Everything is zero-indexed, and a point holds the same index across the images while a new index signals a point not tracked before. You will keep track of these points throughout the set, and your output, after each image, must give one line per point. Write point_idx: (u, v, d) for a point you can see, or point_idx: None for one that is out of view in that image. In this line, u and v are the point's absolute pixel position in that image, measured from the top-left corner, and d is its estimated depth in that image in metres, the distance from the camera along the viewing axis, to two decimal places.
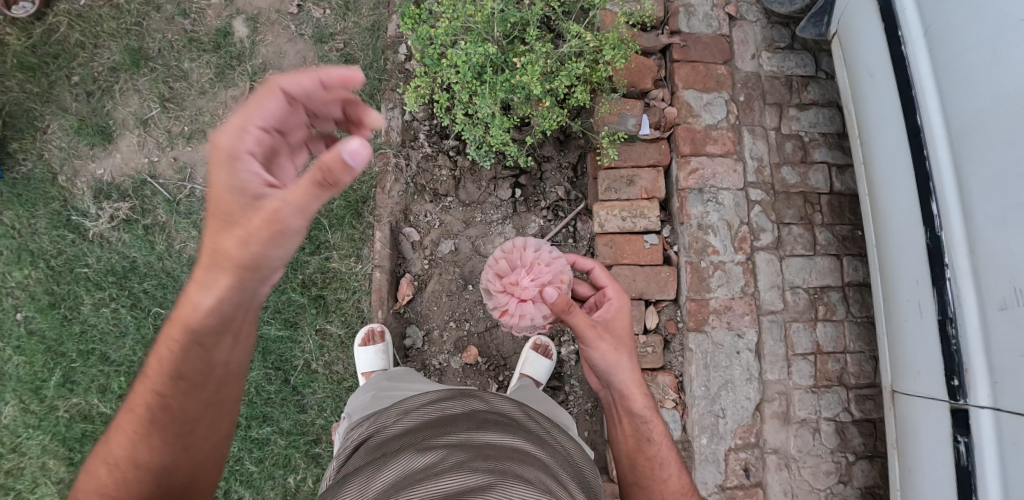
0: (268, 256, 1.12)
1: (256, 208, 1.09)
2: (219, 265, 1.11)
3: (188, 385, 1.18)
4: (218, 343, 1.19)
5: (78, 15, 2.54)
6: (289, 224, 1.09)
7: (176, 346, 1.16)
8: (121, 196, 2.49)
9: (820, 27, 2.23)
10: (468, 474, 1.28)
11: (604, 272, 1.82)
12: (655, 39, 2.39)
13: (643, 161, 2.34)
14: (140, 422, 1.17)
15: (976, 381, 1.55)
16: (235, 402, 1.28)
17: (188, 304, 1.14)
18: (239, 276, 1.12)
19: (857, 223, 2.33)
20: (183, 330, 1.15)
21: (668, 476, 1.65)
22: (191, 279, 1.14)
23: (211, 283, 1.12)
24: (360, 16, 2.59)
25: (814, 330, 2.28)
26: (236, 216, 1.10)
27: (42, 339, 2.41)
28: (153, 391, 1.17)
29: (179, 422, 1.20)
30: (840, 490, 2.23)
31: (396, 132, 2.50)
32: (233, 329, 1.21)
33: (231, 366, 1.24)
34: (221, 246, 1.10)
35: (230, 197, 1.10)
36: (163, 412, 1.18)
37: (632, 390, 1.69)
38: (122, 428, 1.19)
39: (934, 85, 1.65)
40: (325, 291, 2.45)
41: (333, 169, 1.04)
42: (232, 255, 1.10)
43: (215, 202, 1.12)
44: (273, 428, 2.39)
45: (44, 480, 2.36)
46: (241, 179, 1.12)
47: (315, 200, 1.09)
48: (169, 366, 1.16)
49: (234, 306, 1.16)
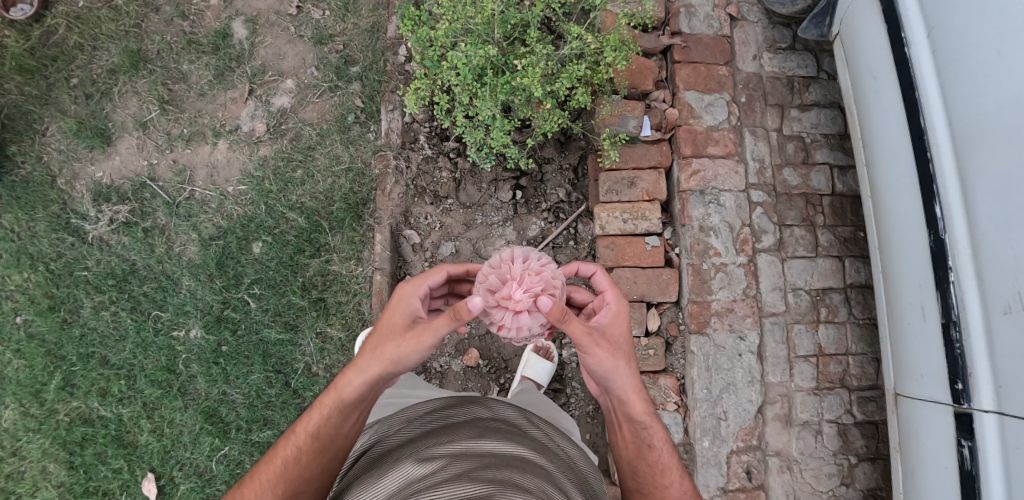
0: (406, 361, 1.49)
1: (410, 327, 1.52)
2: (374, 359, 1.51)
3: (317, 449, 1.53)
4: (347, 422, 1.54)
5: (77, 18, 2.54)
6: (428, 342, 1.46)
7: (327, 410, 1.53)
8: (121, 198, 2.48)
9: (822, 28, 2.22)
10: (468, 483, 1.27)
11: (601, 276, 1.70)
12: (656, 40, 2.38)
13: (644, 163, 2.34)
14: (284, 464, 1.53)
15: (980, 385, 1.55)
16: (335, 468, 1.57)
17: (344, 384, 1.53)
18: (382, 369, 1.50)
19: (859, 225, 2.32)
20: (332, 404, 1.53)
21: (670, 483, 1.63)
22: (351, 364, 1.55)
23: (365, 370, 1.51)
24: (360, 17, 2.58)
25: (816, 332, 2.27)
26: (396, 331, 1.53)
27: (42, 342, 2.41)
28: (295, 446, 1.54)
29: (303, 472, 1.52)
30: (842, 493, 2.22)
31: (396, 134, 2.51)
32: (363, 409, 1.57)
33: (348, 440, 1.57)
34: (381, 348, 1.51)
35: (399, 316, 1.55)
36: (293, 466, 1.52)
37: (631, 396, 1.60)
38: (262, 473, 1.55)
39: (937, 86, 1.65)
40: (325, 294, 2.44)
41: (457, 313, 1.41)
42: (386, 353, 1.50)
43: (386, 317, 1.58)
44: (273, 432, 2.38)
45: (44, 484, 2.35)
46: (411, 305, 1.58)
47: (437, 333, 1.46)
48: (316, 426, 1.53)
49: (369, 391, 1.53)
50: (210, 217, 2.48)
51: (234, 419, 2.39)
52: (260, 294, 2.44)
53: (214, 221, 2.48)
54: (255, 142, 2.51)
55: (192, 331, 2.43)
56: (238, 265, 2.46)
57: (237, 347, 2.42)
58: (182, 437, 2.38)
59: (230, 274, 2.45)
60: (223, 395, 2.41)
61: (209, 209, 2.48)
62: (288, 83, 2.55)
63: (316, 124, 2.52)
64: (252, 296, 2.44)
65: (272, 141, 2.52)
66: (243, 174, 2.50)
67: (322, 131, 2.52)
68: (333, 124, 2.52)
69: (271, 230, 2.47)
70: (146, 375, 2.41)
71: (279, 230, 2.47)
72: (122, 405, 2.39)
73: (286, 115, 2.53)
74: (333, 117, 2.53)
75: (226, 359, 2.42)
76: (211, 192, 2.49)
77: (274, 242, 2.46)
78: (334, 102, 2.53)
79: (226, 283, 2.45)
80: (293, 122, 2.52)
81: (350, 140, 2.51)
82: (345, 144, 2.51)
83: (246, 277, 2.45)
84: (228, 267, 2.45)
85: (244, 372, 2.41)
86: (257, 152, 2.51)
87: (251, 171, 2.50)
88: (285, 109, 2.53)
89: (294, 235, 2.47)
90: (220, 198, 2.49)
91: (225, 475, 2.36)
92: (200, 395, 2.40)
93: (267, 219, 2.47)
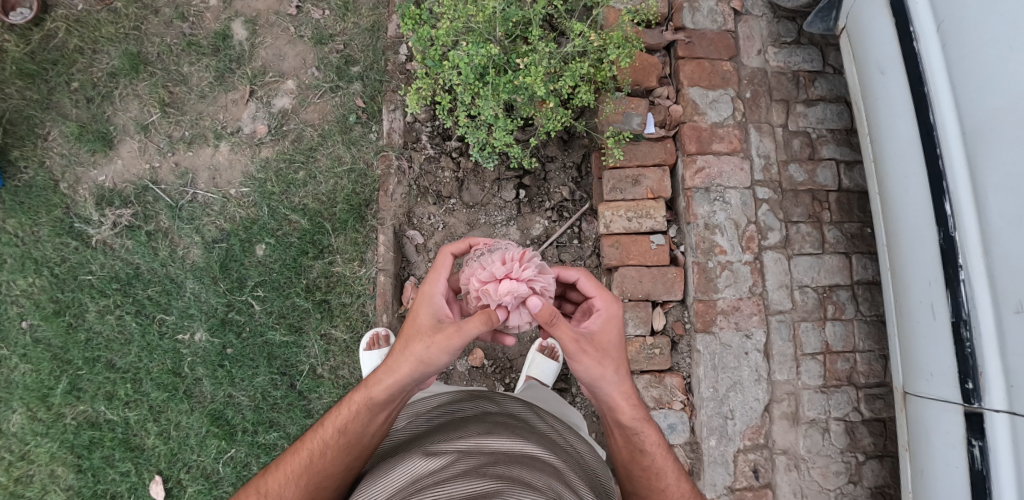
0: (435, 361, 1.51)
1: (440, 328, 1.54)
2: (405, 359, 1.53)
3: (344, 444, 1.53)
4: (375, 421, 1.55)
5: (76, 21, 2.53)
6: (458, 343, 1.48)
7: (359, 406, 1.55)
8: (124, 202, 2.48)
9: (828, 22, 2.18)
10: (477, 479, 1.27)
11: (587, 280, 1.67)
12: (659, 35, 2.35)
13: (648, 161, 2.31)
14: (312, 458, 1.53)
15: (991, 383, 1.53)
16: (358, 465, 1.57)
17: (376, 382, 1.55)
18: (412, 367, 1.52)
19: (866, 221, 2.31)
20: (362, 401, 1.55)
21: (666, 485, 1.62)
22: (383, 363, 1.58)
23: (395, 369, 1.53)
24: (360, 16, 2.56)
25: (823, 329, 2.25)
26: (425, 332, 1.55)
27: (48, 347, 2.41)
28: (322, 439, 1.55)
29: (328, 469, 1.52)
30: (850, 491, 2.21)
31: (398, 134, 2.49)
32: (392, 409, 1.58)
33: (374, 439, 1.57)
34: (410, 349, 1.53)
35: (426, 316, 1.59)
36: (318, 460, 1.52)
37: (619, 402, 1.59)
38: (286, 465, 1.55)
39: (948, 81, 1.62)
40: (328, 296, 2.44)
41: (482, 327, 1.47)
42: (416, 354, 1.52)
43: (415, 317, 1.60)
44: (279, 434, 2.38)
45: (53, 487, 2.36)
46: (436, 309, 1.60)
47: (467, 334, 1.47)
48: (347, 419, 1.55)
49: (398, 391, 1.55)
50: (213, 219, 2.47)
51: (240, 421, 2.39)
52: (263, 296, 2.44)
53: (216, 224, 2.47)
54: (257, 144, 2.50)
55: (196, 334, 2.43)
56: (241, 268, 2.45)
57: (242, 349, 2.42)
58: (189, 439, 2.39)
59: (233, 277, 2.45)
60: (229, 397, 2.41)
61: (211, 212, 2.48)
62: (289, 84, 2.53)
63: (317, 126, 2.51)
64: (256, 298, 2.44)
65: (273, 142, 2.50)
66: (245, 177, 2.49)
67: (323, 132, 2.50)
68: (335, 125, 2.51)
69: (274, 232, 2.46)
70: (151, 378, 2.41)
71: (281, 232, 2.46)
72: (128, 409, 2.40)
73: (287, 116, 2.52)
74: (335, 118, 2.51)
75: (231, 362, 2.42)
76: (213, 195, 2.49)
77: (277, 245, 2.45)
78: (336, 103, 2.52)
79: (229, 286, 2.44)
80: (294, 124, 2.51)
81: (351, 141, 2.50)
82: (346, 144, 2.49)
83: (249, 279, 2.44)
84: (231, 269, 2.45)
85: (249, 375, 2.41)
86: (259, 153, 2.50)
87: (253, 173, 2.49)
88: (286, 110, 2.52)
89: (296, 236, 2.46)
90: (223, 201, 2.48)
91: (232, 477, 2.37)
92: (206, 397, 2.41)
93: (269, 221, 2.46)
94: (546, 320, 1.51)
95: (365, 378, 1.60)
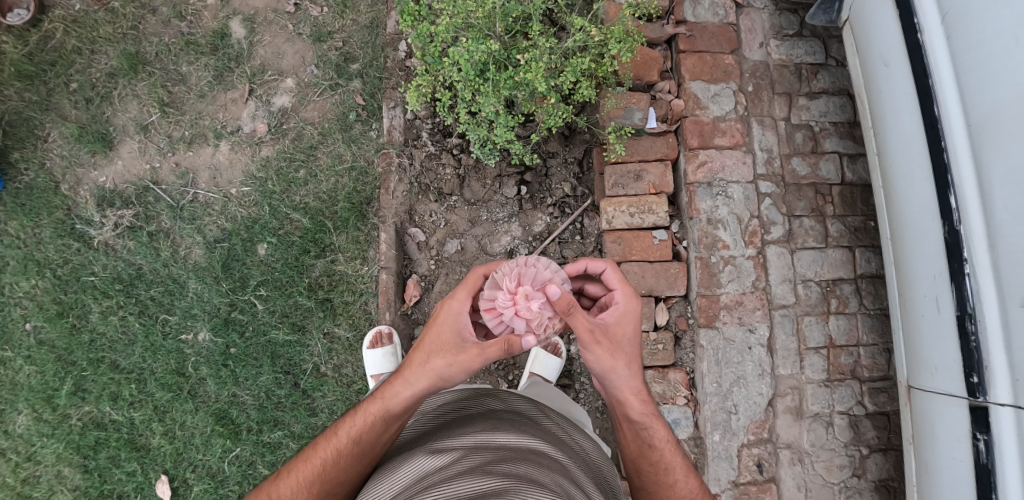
0: (454, 377, 1.51)
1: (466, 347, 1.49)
2: (423, 372, 1.52)
3: (356, 453, 1.53)
4: (388, 431, 1.56)
5: (73, 21, 2.52)
6: (479, 365, 1.47)
7: (374, 416, 1.55)
8: (124, 202, 2.48)
9: (830, 14, 2.15)
10: (483, 478, 1.26)
11: (613, 272, 1.62)
12: (660, 29, 2.33)
13: (650, 155, 2.30)
14: (325, 464, 1.54)
15: (995, 376, 1.53)
16: (369, 472, 1.57)
17: (395, 393, 1.55)
18: (431, 382, 1.52)
19: (869, 214, 2.29)
20: (378, 412, 1.55)
21: (675, 481, 1.62)
22: (400, 373, 1.57)
23: (413, 382, 1.53)
24: (359, 13, 2.55)
25: (826, 323, 2.25)
26: (446, 347, 1.51)
27: (52, 348, 2.42)
28: (336, 447, 1.56)
29: (339, 476, 1.53)
30: (854, 484, 2.22)
31: (398, 132, 2.48)
32: (407, 419, 1.59)
33: (386, 446, 1.58)
34: (430, 364, 1.52)
35: (450, 331, 1.52)
36: (330, 468, 1.53)
37: (629, 397, 1.59)
38: (298, 471, 1.57)
39: (953, 73, 1.60)
40: (331, 294, 2.44)
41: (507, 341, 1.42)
42: (437, 370, 1.51)
43: (437, 330, 1.54)
44: (284, 432, 2.38)
45: (60, 487, 2.37)
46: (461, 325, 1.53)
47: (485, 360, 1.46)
48: (360, 427, 1.55)
49: (414, 403, 1.55)
50: (214, 219, 2.47)
51: (245, 420, 2.40)
52: (266, 295, 2.44)
53: (218, 224, 2.47)
54: (257, 143, 2.50)
55: (199, 335, 2.43)
56: (244, 267, 2.45)
57: (245, 349, 2.42)
58: (194, 439, 2.39)
59: (236, 276, 2.45)
60: (234, 397, 2.41)
61: (212, 212, 2.48)
62: (288, 82, 2.52)
63: (318, 124, 2.50)
64: (258, 298, 2.44)
65: (273, 140, 2.50)
66: (245, 176, 2.49)
67: (324, 130, 2.49)
68: (335, 123, 2.50)
69: (275, 231, 2.46)
70: (155, 378, 2.42)
71: (283, 231, 2.46)
72: (134, 409, 2.40)
73: (287, 114, 2.51)
74: (335, 115, 2.50)
75: (235, 361, 2.42)
76: (214, 194, 2.48)
77: (278, 244, 2.45)
78: (336, 101, 2.51)
79: (232, 286, 2.44)
80: (294, 121, 2.50)
81: (352, 139, 2.49)
82: (347, 142, 2.49)
83: (252, 278, 2.44)
84: (234, 269, 2.45)
85: (254, 374, 2.42)
86: (258, 152, 2.50)
87: (253, 172, 2.48)
88: (285, 108, 2.51)
89: (297, 235, 2.46)
90: (223, 200, 2.48)
91: (237, 476, 2.37)
92: (211, 397, 2.41)
93: (271, 220, 2.46)
94: (564, 310, 1.44)
95: (382, 386, 1.59)
